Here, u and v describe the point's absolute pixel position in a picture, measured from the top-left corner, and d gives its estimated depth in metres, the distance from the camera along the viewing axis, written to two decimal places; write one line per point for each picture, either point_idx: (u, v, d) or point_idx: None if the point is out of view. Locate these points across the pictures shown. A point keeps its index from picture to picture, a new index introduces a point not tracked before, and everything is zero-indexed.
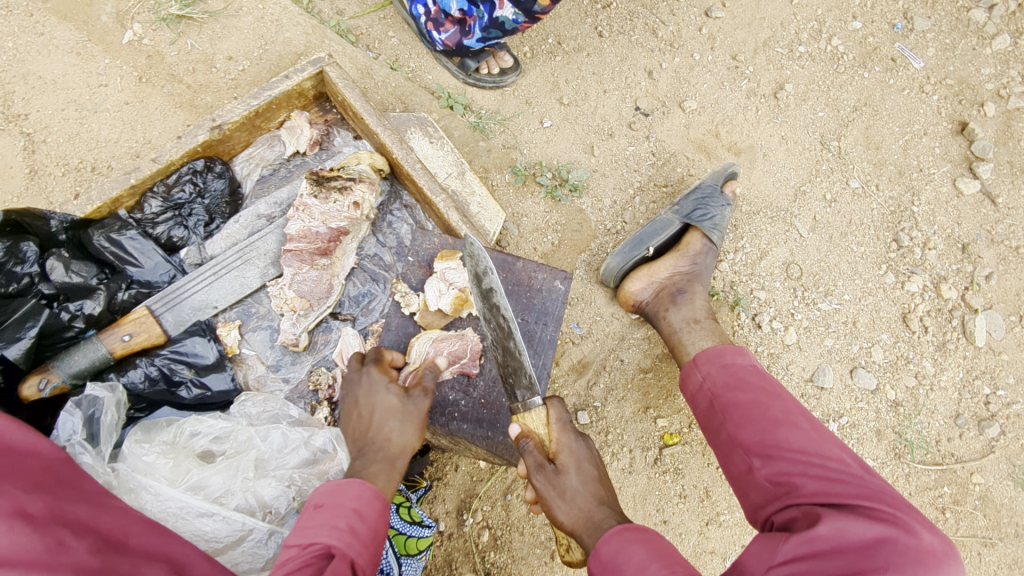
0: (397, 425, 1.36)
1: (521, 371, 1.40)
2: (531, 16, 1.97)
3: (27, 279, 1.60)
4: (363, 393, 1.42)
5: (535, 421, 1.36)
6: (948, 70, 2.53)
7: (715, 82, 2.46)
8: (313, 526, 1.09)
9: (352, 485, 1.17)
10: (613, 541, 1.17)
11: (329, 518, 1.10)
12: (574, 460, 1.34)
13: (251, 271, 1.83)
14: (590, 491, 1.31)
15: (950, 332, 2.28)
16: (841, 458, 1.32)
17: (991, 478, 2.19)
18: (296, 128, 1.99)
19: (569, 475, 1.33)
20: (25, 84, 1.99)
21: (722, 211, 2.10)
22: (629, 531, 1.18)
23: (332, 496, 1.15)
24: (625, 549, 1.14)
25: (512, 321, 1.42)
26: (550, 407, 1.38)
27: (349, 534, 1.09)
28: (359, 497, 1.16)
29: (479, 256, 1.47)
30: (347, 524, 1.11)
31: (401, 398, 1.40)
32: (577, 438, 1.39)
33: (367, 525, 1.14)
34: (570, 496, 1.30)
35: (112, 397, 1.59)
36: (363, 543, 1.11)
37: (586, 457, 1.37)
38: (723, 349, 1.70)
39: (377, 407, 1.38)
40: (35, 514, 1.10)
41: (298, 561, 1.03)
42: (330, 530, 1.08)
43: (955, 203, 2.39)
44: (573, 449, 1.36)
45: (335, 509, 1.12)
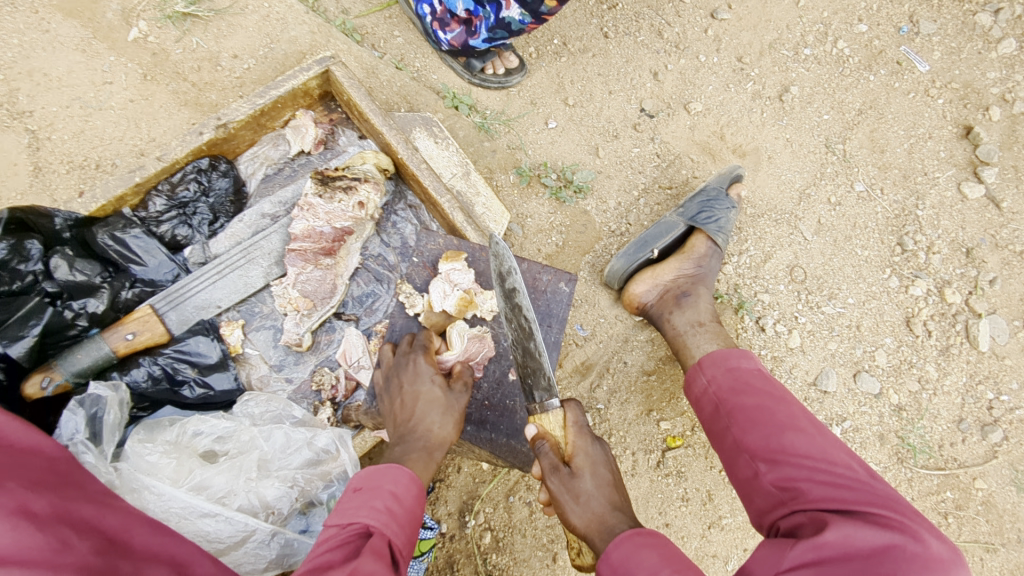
0: (438, 417, 1.40)
1: (541, 372, 1.42)
2: (537, 16, 1.97)
3: (31, 278, 1.58)
4: (409, 379, 1.47)
5: (552, 423, 1.38)
6: (954, 74, 2.52)
7: (720, 84, 2.45)
8: (352, 507, 1.08)
9: (388, 470, 1.16)
10: (623, 546, 1.16)
11: (367, 500, 1.09)
12: (589, 464, 1.34)
13: (255, 270, 1.83)
14: (603, 496, 1.30)
15: (953, 336, 2.27)
16: (847, 463, 1.31)
17: (994, 484, 2.18)
18: (301, 127, 1.98)
19: (583, 479, 1.33)
20: (30, 81, 1.98)
21: (727, 213, 2.10)
22: (641, 535, 1.16)
23: (370, 480, 1.14)
24: (637, 553, 1.12)
25: (534, 322, 1.45)
26: (568, 410, 1.40)
27: (387, 515, 1.08)
28: (396, 481, 1.15)
29: (503, 256, 1.48)
30: (384, 505, 1.09)
31: (444, 391, 1.46)
32: (594, 442, 1.40)
33: (404, 508, 1.12)
34: (584, 499, 1.30)
35: (115, 396, 1.58)
36: (400, 526, 1.09)
37: (602, 462, 1.37)
38: (728, 352, 1.70)
39: (421, 396, 1.42)
40: (39, 513, 1.10)
41: (335, 540, 1.01)
42: (369, 510, 1.07)
43: (960, 207, 2.39)
44: (589, 453, 1.36)
45: (372, 491, 1.11)
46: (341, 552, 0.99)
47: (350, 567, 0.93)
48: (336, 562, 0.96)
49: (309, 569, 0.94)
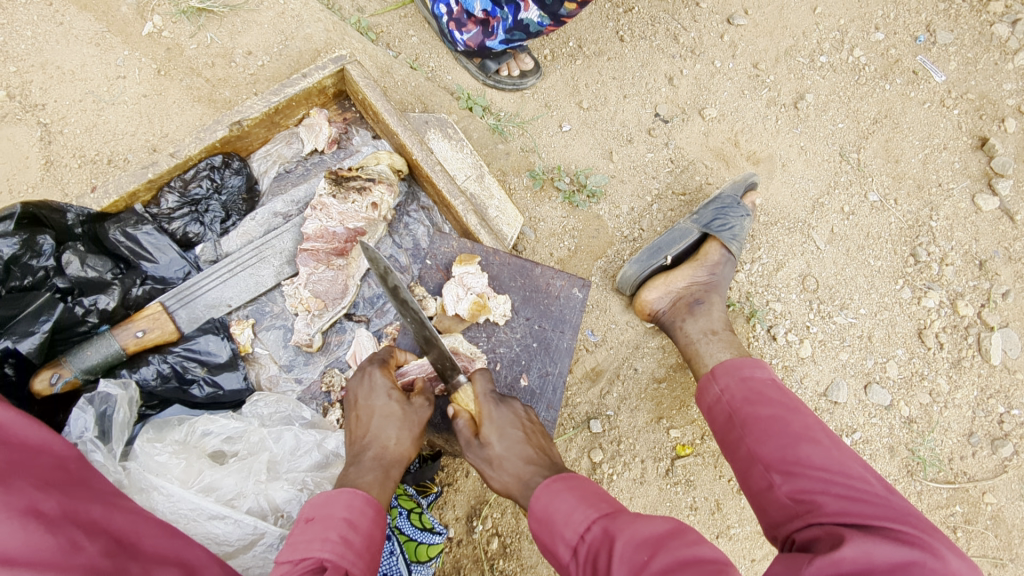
0: (395, 432, 1.34)
1: (445, 355, 1.41)
2: (556, 20, 1.94)
3: (42, 273, 1.58)
4: (364, 393, 1.40)
5: (465, 399, 1.42)
6: (971, 84, 2.50)
7: (736, 91, 2.44)
8: (304, 540, 1.06)
9: (342, 495, 1.14)
10: (542, 496, 1.17)
11: (320, 531, 1.07)
12: (495, 428, 1.33)
13: (266, 270, 1.82)
14: (516, 453, 1.29)
15: (965, 349, 2.26)
16: (864, 477, 1.30)
17: (1003, 498, 2.18)
18: (315, 126, 1.96)
19: (493, 444, 1.31)
20: (43, 74, 1.98)
21: (741, 221, 2.08)
22: (555, 482, 1.18)
23: (323, 508, 1.12)
24: (553, 498, 1.15)
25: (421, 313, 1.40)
26: (475, 382, 1.43)
27: (343, 545, 1.06)
28: (350, 506, 1.13)
29: (377, 258, 1.41)
30: (339, 535, 1.08)
31: (403, 404, 1.38)
32: (501, 405, 1.39)
33: (361, 533, 1.11)
34: (499, 462, 1.29)
35: (125, 395, 1.57)
36: (358, 553, 1.08)
37: (510, 422, 1.36)
38: (742, 362, 1.69)
39: (377, 412, 1.36)
40: (48, 513, 1.09)
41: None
42: (322, 543, 1.05)
43: (974, 219, 2.37)
44: (495, 417, 1.35)
45: (326, 521, 1.09)
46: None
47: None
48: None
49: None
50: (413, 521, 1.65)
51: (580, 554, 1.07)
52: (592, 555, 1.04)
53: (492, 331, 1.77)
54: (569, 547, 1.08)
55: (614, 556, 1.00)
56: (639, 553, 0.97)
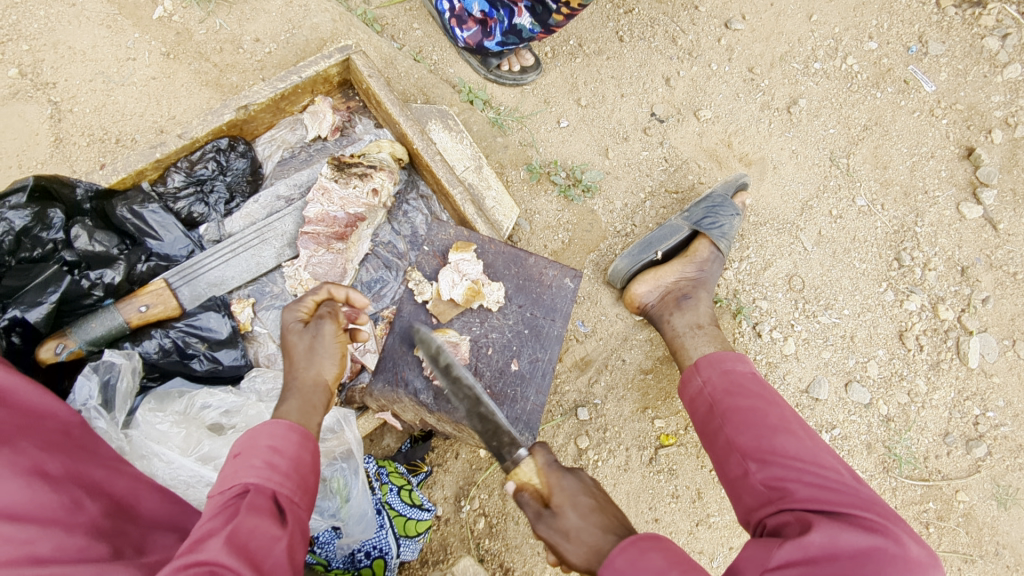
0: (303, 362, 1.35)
1: (498, 429, 1.45)
2: (547, 28, 2.05)
3: (51, 246, 1.62)
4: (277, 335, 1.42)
5: (526, 474, 1.31)
6: (959, 95, 2.57)
7: (731, 93, 2.50)
8: (230, 471, 1.07)
9: (264, 426, 1.14)
10: (628, 552, 1.09)
11: (245, 460, 1.09)
12: (567, 498, 1.22)
13: (268, 251, 1.87)
14: (594, 524, 1.17)
15: (944, 352, 2.33)
16: (835, 467, 1.37)
17: (975, 497, 2.25)
18: (319, 113, 2.02)
19: (566, 513, 1.20)
20: (54, 53, 2.03)
21: (731, 220, 2.14)
22: (642, 539, 1.10)
23: (247, 440, 1.12)
24: (643, 558, 1.07)
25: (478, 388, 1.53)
26: (536, 454, 1.33)
27: (268, 470, 1.08)
28: (273, 434, 1.14)
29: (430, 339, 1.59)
30: (264, 461, 1.09)
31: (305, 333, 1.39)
32: (569, 474, 1.28)
33: (287, 457, 1.12)
34: (575, 534, 1.16)
35: (128, 364, 1.61)
36: (285, 474, 1.10)
37: (580, 490, 1.24)
38: (724, 355, 1.75)
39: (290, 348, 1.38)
40: (52, 474, 1.15)
41: (215, 509, 1.02)
42: (246, 472, 1.07)
43: (957, 227, 2.44)
44: (566, 486, 1.25)
45: (249, 451, 1.10)
46: (219, 518, 1.00)
47: (227, 533, 0.95)
48: (215, 529, 0.97)
49: (188, 544, 0.95)
50: (402, 498, 1.71)
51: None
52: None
53: (485, 317, 1.82)
54: None
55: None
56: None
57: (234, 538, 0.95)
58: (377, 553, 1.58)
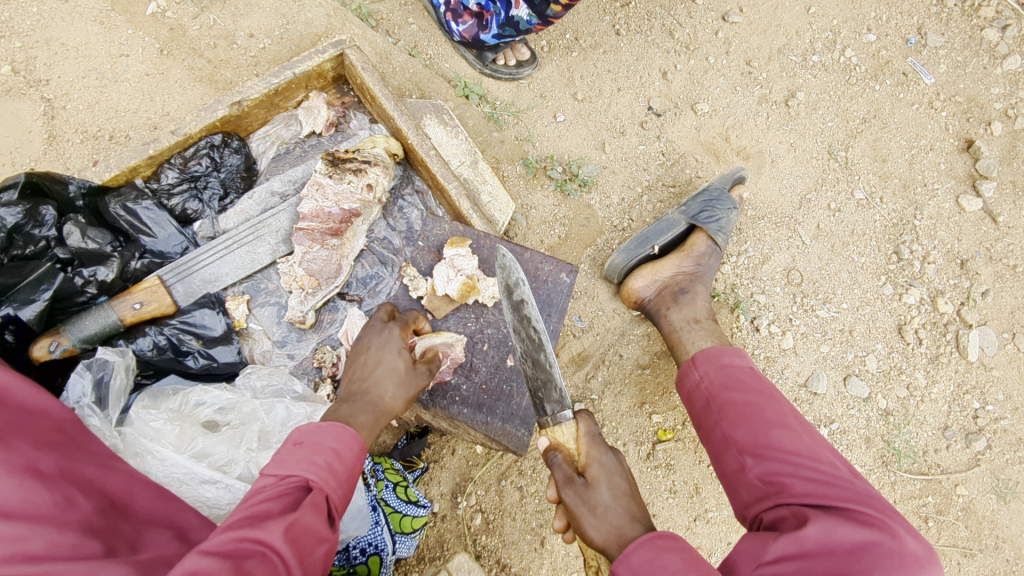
0: (392, 388, 1.36)
1: (551, 384, 1.42)
2: (544, 19, 2.03)
3: (43, 243, 1.61)
4: (378, 342, 1.42)
5: (564, 434, 1.34)
6: (959, 87, 2.55)
7: (728, 87, 2.48)
8: (292, 459, 1.06)
9: (333, 426, 1.13)
10: (645, 550, 1.09)
11: (308, 454, 1.07)
12: (603, 474, 1.27)
13: (262, 248, 1.86)
14: (623, 506, 1.21)
15: (943, 346, 2.32)
16: (831, 461, 1.36)
17: (974, 491, 2.24)
18: (314, 109, 2.01)
19: (600, 489, 1.24)
20: (47, 50, 2.02)
21: (728, 214, 2.13)
22: (660, 538, 1.09)
23: (314, 434, 1.11)
24: (661, 558, 1.06)
25: (542, 332, 1.49)
26: (580, 421, 1.35)
27: (327, 471, 1.06)
28: (339, 438, 1.12)
29: (510, 269, 1.58)
30: (325, 461, 1.07)
31: (407, 367, 1.41)
32: (608, 452, 1.32)
33: (345, 464, 1.11)
34: (602, 511, 1.21)
35: (122, 362, 1.61)
36: (339, 481, 1.08)
37: (617, 471, 1.29)
38: (722, 349, 1.74)
39: (383, 364, 1.38)
40: (45, 472, 1.14)
41: (272, 493, 1.00)
42: (309, 465, 1.05)
43: (957, 219, 2.43)
44: (604, 463, 1.28)
45: (315, 446, 1.09)
46: (278, 503, 0.98)
47: (285, 526, 0.94)
48: (272, 516, 0.95)
49: (244, 519, 0.94)
50: (398, 495, 1.71)
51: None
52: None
53: (480, 312, 1.81)
54: None
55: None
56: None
57: (290, 533, 0.93)
58: (371, 550, 1.57)
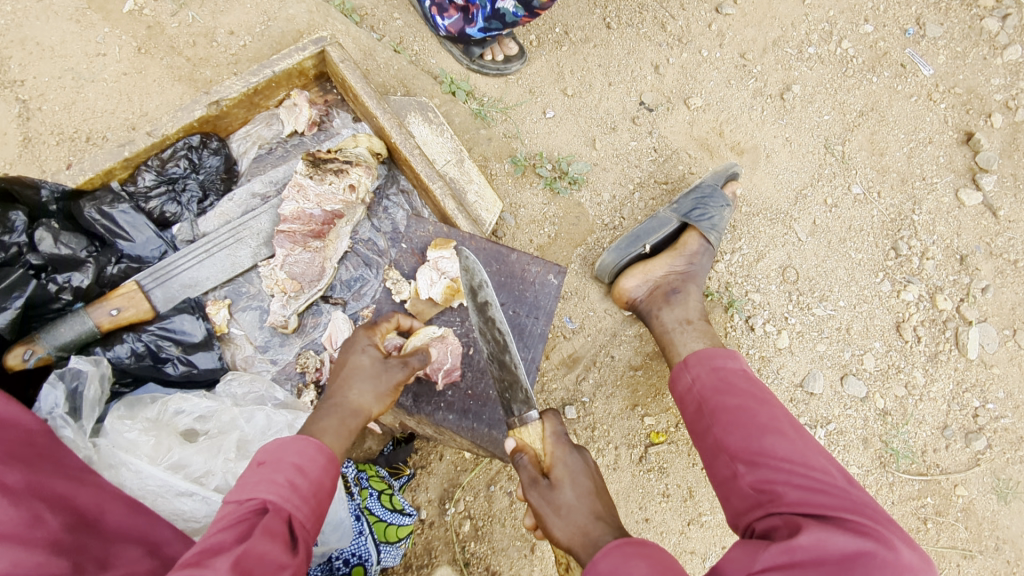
0: (362, 387, 1.33)
1: (518, 385, 1.38)
2: (531, 10, 1.98)
3: (15, 249, 1.56)
4: (347, 347, 1.42)
5: (530, 435, 1.31)
6: (958, 78, 2.50)
7: (722, 80, 2.43)
8: (252, 482, 1.03)
9: (293, 441, 1.11)
10: (612, 556, 1.04)
11: (268, 474, 1.04)
12: (568, 474, 1.25)
13: (243, 251, 1.82)
14: (587, 506, 1.21)
15: (943, 343, 2.27)
16: (825, 468, 1.32)
17: (974, 491, 2.20)
18: (296, 107, 1.96)
19: (564, 490, 1.23)
20: (22, 50, 1.97)
21: (721, 211, 2.08)
22: (629, 544, 1.05)
23: (274, 452, 1.09)
24: (626, 563, 1.02)
25: (507, 333, 1.42)
26: (546, 421, 1.32)
27: (289, 489, 1.03)
28: (300, 453, 1.10)
29: (473, 269, 1.48)
30: (287, 479, 1.05)
31: (376, 362, 1.38)
32: (573, 451, 1.30)
33: (309, 480, 1.08)
34: (566, 511, 1.20)
35: (96, 371, 1.57)
36: (304, 498, 1.05)
37: (582, 470, 1.27)
38: (714, 352, 1.69)
39: (351, 366, 1.36)
40: (11, 487, 1.10)
41: (230, 519, 0.97)
42: (268, 485, 1.02)
43: (956, 214, 2.38)
44: (569, 463, 1.27)
45: (275, 463, 1.06)
46: (233, 530, 0.94)
47: (239, 551, 0.89)
48: (226, 545, 0.91)
49: (196, 553, 0.89)
50: (383, 503, 1.67)
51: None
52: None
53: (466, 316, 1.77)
54: None
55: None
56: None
57: (243, 558, 0.88)
58: (355, 560, 1.53)
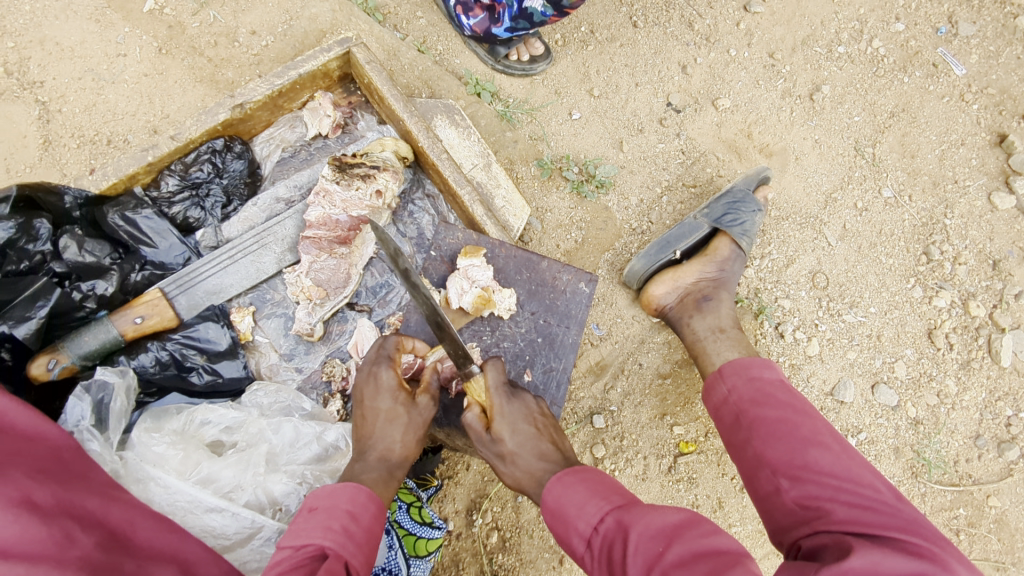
0: (399, 435, 1.31)
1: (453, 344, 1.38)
2: (560, 10, 1.93)
3: (39, 257, 1.56)
4: (370, 393, 1.35)
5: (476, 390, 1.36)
6: (991, 78, 2.44)
7: (750, 80, 2.38)
8: (306, 528, 1.02)
9: (345, 488, 1.10)
10: (554, 487, 1.17)
11: (323, 520, 1.03)
12: (507, 424, 1.30)
13: (267, 257, 1.79)
14: (529, 451, 1.27)
15: (975, 351, 2.22)
16: (874, 485, 1.28)
17: (1007, 502, 2.16)
18: (319, 109, 1.92)
19: (505, 440, 1.29)
20: (41, 50, 1.93)
21: (753, 216, 2.04)
22: (567, 474, 1.18)
23: (327, 499, 1.08)
24: (565, 490, 1.15)
25: (431, 297, 1.36)
26: (487, 373, 1.37)
27: (344, 536, 1.02)
28: (353, 499, 1.09)
29: (387, 240, 1.42)
30: (341, 525, 1.03)
31: (408, 407, 1.35)
32: (513, 399, 1.36)
33: (362, 527, 1.07)
34: (511, 458, 1.28)
35: (122, 382, 1.54)
36: (358, 545, 1.04)
37: (522, 416, 1.33)
38: (750, 361, 1.65)
39: (382, 414, 1.32)
40: (41, 505, 1.06)
41: (289, 564, 0.95)
42: (324, 531, 1.01)
43: (989, 218, 2.33)
44: (507, 413, 1.32)
45: (328, 510, 1.05)
46: None
47: None
48: None
49: None
50: (412, 515, 1.64)
51: (595, 546, 1.06)
52: (608, 547, 1.04)
53: (496, 325, 1.74)
54: (583, 539, 1.08)
55: (628, 548, 0.99)
56: (654, 545, 0.97)
57: None
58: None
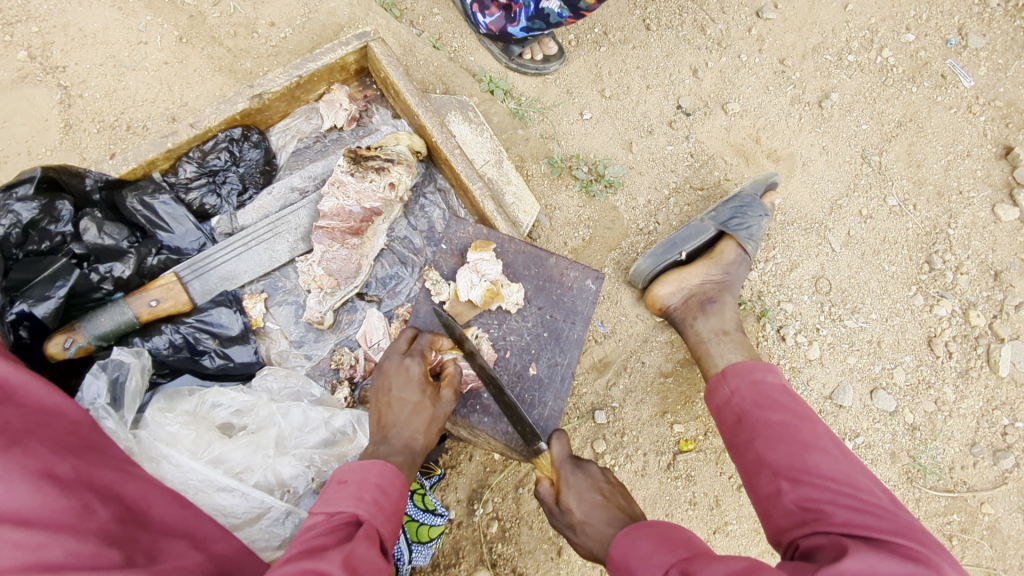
0: (420, 427, 1.35)
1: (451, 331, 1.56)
2: (576, 11, 1.95)
3: (59, 238, 1.59)
4: (398, 383, 1.39)
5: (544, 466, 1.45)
6: (999, 91, 2.46)
7: (760, 86, 2.41)
8: (338, 497, 1.05)
9: (375, 463, 1.12)
10: (623, 543, 1.18)
11: (356, 490, 1.06)
12: (572, 494, 1.34)
13: (281, 245, 1.82)
14: (598, 518, 1.27)
15: (973, 360, 2.25)
16: (872, 490, 1.31)
17: (1001, 509, 2.18)
18: (335, 102, 1.95)
19: (573, 509, 1.32)
20: (64, 35, 1.97)
21: (759, 221, 2.06)
22: (637, 528, 1.18)
23: (358, 473, 1.10)
24: (633, 543, 1.15)
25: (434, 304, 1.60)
26: (554, 449, 1.45)
27: (375, 506, 1.05)
28: (382, 474, 1.11)
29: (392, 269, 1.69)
30: (372, 497, 1.06)
31: (433, 400, 1.40)
32: (578, 471, 1.39)
33: (391, 500, 1.10)
34: (582, 528, 1.29)
35: (137, 363, 1.57)
36: (387, 516, 1.07)
37: (587, 486, 1.34)
38: (754, 365, 1.68)
39: (409, 405, 1.36)
40: (62, 477, 1.08)
41: (323, 529, 0.99)
42: (356, 501, 1.04)
43: (992, 229, 2.35)
44: (573, 484, 1.36)
45: (360, 483, 1.08)
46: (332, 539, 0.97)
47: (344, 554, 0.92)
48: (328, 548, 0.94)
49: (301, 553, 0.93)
50: (416, 502, 1.66)
51: None
52: None
53: (504, 319, 1.77)
54: None
55: None
56: None
57: (351, 560, 0.91)
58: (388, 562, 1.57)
